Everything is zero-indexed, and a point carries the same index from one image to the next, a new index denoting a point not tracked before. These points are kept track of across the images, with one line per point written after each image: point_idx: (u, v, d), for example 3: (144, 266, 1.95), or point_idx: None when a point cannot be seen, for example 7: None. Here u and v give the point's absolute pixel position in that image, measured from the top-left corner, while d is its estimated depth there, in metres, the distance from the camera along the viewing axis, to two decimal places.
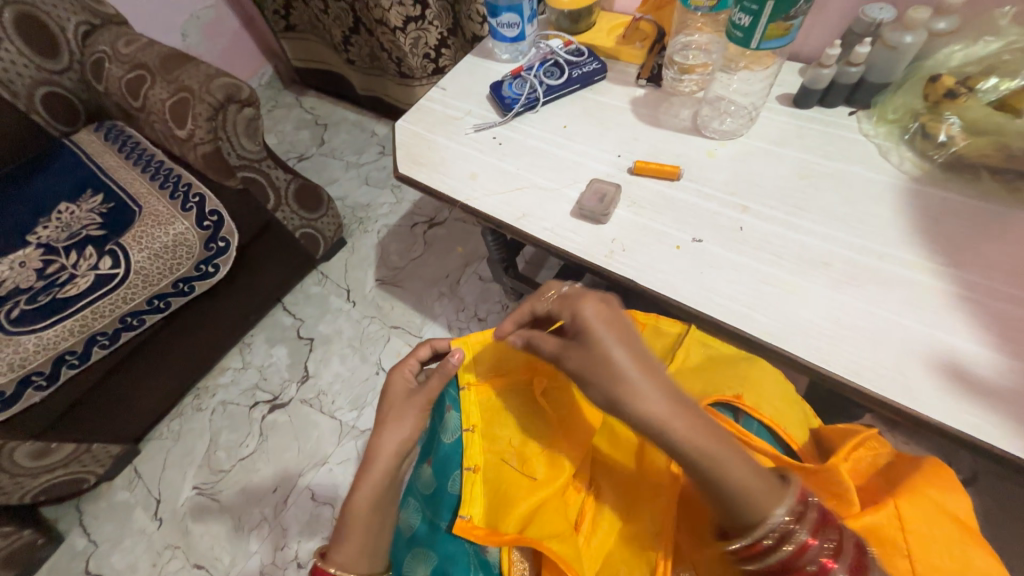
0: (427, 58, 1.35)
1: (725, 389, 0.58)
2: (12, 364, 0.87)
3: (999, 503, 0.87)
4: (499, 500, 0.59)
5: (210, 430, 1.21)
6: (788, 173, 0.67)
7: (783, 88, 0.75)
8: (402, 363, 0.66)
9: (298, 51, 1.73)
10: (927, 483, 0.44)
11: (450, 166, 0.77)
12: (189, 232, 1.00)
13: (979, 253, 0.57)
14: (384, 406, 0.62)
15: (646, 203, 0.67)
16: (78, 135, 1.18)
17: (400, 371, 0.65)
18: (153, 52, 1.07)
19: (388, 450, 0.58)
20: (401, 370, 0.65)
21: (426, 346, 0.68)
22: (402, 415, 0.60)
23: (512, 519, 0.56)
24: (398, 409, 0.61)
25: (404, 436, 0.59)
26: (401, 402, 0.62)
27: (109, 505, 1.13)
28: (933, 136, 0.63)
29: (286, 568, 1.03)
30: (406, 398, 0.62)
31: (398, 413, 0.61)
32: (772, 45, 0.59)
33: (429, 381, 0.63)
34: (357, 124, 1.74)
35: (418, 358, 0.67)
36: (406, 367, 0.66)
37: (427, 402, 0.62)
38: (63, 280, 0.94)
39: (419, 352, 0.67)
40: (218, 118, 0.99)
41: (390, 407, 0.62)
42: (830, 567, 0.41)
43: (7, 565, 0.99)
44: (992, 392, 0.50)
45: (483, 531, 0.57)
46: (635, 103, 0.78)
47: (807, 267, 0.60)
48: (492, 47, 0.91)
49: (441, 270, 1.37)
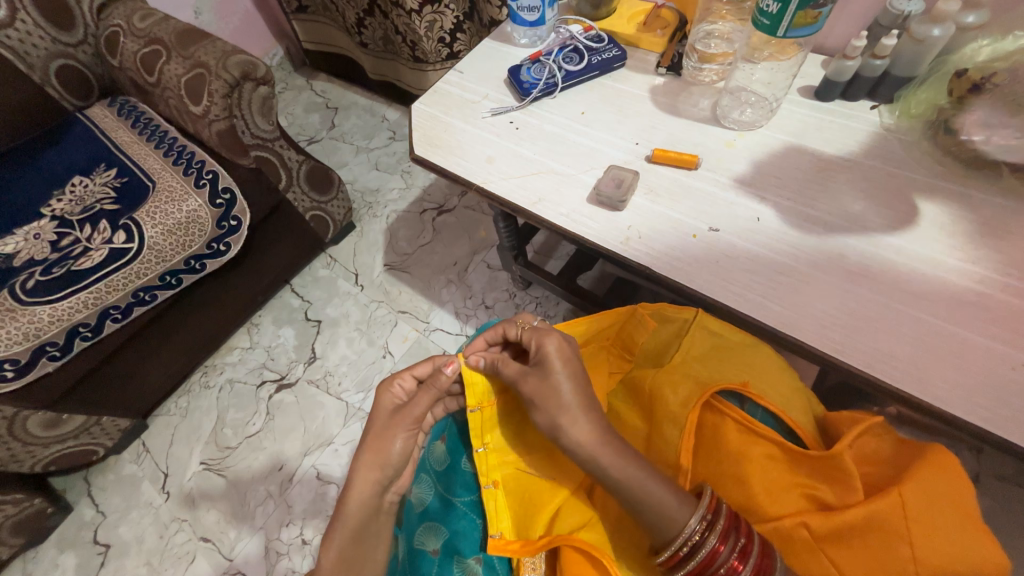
0: (442, 42, 1.33)
1: (731, 377, 0.56)
2: (27, 334, 0.88)
3: (1000, 504, 0.88)
4: (523, 508, 0.59)
5: (217, 407, 1.22)
6: (807, 165, 0.67)
7: (805, 80, 0.74)
8: (393, 380, 0.63)
9: (310, 33, 1.72)
10: (932, 470, 0.44)
11: (466, 149, 0.76)
12: (202, 209, 1.00)
13: (995, 251, 0.58)
14: (371, 423, 0.61)
15: (663, 191, 0.67)
16: (91, 110, 1.18)
17: (392, 386, 0.63)
18: (169, 26, 1.06)
19: (360, 492, 0.56)
20: (392, 384, 0.63)
21: (426, 363, 0.64)
22: (387, 438, 0.59)
23: (540, 525, 0.56)
24: (378, 440, 0.59)
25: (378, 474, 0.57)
26: (386, 423, 0.60)
27: (118, 478, 1.15)
28: (956, 131, 0.62)
29: (290, 545, 1.04)
30: (392, 419, 0.61)
31: (381, 434, 0.59)
32: (800, 33, 0.59)
33: (418, 400, 0.61)
34: (368, 108, 1.73)
35: (416, 374, 0.64)
36: (398, 382, 0.63)
37: (412, 423, 0.60)
38: (77, 253, 0.94)
39: (418, 367, 0.64)
40: (234, 96, 0.99)
41: (375, 425, 0.61)
42: (737, 570, 0.45)
43: (17, 532, 1.01)
44: (1005, 386, 0.50)
45: (518, 544, 0.57)
46: (654, 92, 0.78)
47: (823, 258, 0.60)
48: (510, 31, 0.90)
49: (448, 258, 1.37)
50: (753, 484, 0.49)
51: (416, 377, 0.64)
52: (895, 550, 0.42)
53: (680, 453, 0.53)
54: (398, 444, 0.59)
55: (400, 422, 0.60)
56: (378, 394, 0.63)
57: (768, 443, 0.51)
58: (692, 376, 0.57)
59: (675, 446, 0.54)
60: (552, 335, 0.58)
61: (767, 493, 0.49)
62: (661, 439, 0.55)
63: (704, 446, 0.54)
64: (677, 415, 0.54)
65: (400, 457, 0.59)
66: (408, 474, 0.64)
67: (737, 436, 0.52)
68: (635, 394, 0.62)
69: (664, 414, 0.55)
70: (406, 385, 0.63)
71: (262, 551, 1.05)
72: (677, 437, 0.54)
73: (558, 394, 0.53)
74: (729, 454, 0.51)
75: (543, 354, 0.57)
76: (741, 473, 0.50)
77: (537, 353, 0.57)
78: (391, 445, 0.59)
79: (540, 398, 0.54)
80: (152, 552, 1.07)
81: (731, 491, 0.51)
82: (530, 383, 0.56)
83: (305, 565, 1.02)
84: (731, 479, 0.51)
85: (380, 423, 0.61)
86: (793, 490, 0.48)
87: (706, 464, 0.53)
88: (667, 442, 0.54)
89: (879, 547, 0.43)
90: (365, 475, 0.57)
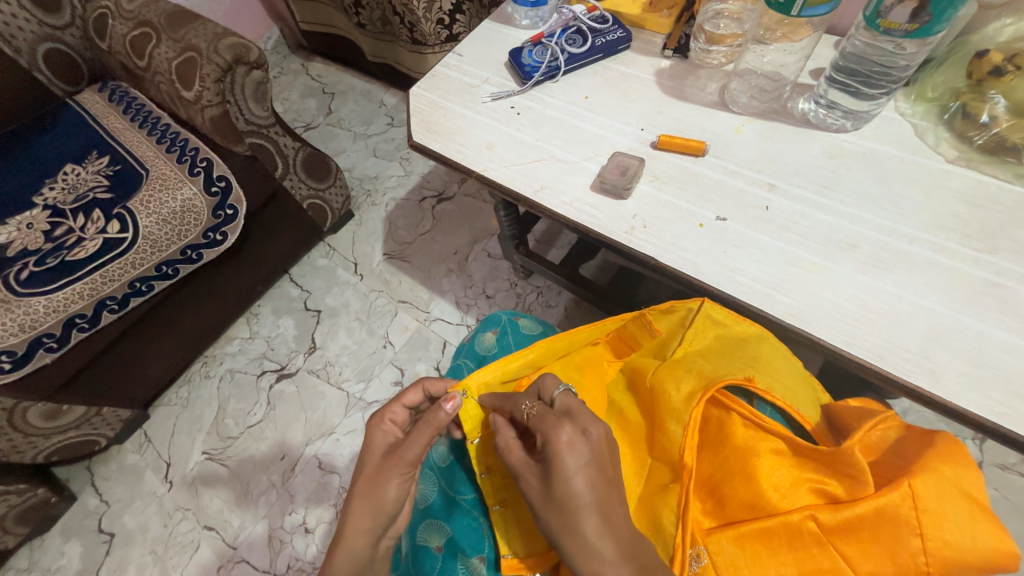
0: (441, 24, 1.29)
1: (736, 372, 0.52)
2: (23, 326, 0.86)
3: (1000, 493, 0.90)
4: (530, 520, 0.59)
5: (218, 398, 1.22)
6: (819, 152, 0.65)
7: (817, 62, 0.71)
8: (384, 411, 0.62)
9: (304, 14, 1.67)
10: (943, 462, 0.43)
11: (466, 135, 0.74)
12: (198, 198, 0.98)
13: (1011, 240, 0.56)
14: (362, 468, 0.59)
15: (669, 179, 0.65)
16: (81, 95, 1.15)
17: (383, 423, 0.61)
18: (158, 8, 1.03)
19: (359, 532, 0.54)
20: (382, 420, 0.61)
21: (417, 391, 0.64)
22: (381, 483, 0.55)
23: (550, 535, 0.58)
24: (374, 475, 0.57)
25: (374, 513, 0.54)
26: (378, 466, 0.57)
27: (120, 467, 1.16)
28: (975, 116, 0.60)
29: (293, 533, 1.05)
30: (384, 461, 0.57)
31: (374, 478, 0.56)
32: (816, 11, 0.56)
33: (412, 435, 0.58)
34: (365, 93, 1.69)
35: (407, 404, 0.63)
36: (389, 417, 0.62)
37: (406, 465, 0.56)
38: (71, 243, 0.93)
39: (406, 396, 0.63)
40: (226, 80, 0.96)
41: (367, 469, 0.58)
42: None
43: (23, 521, 1.01)
44: (1020, 378, 0.49)
45: (532, 562, 0.58)
46: (659, 75, 0.75)
47: (834, 249, 0.58)
48: (511, 12, 0.87)
49: (449, 247, 1.35)
50: (760, 480, 0.47)
51: (407, 408, 0.63)
52: (905, 540, 0.41)
53: (684, 448, 0.50)
54: (392, 489, 0.55)
55: (393, 464, 0.56)
56: (368, 434, 0.61)
57: (773, 438, 0.49)
58: (695, 370, 0.54)
59: (680, 443, 0.51)
60: (560, 429, 0.48)
61: (775, 489, 0.46)
62: (666, 437, 0.52)
63: (710, 442, 0.52)
64: (681, 413, 0.51)
65: (394, 504, 0.55)
66: (405, 514, 0.60)
67: (745, 433, 0.49)
68: (637, 388, 0.60)
69: (667, 411, 0.53)
70: (398, 418, 0.62)
71: (265, 539, 1.05)
72: (681, 434, 0.51)
73: (569, 503, 0.45)
74: (735, 450, 0.49)
75: (550, 451, 0.47)
76: (749, 469, 0.48)
77: (543, 448, 0.49)
78: (385, 491, 0.55)
79: (547, 507, 0.47)
80: (156, 540, 1.07)
81: (739, 488, 0.48)
82: (535, 485, 0.49)
83: (308, 552, 1.03)
84: (737, 475, 0.49)
85: (372, 466, 0.58)
86: (801, 486, 0.46)
87: (713, 460, 0.51)
88: (671, 440, 0.52)
89: (888, 539, 0.42)
90: (356, 525, 0.54)
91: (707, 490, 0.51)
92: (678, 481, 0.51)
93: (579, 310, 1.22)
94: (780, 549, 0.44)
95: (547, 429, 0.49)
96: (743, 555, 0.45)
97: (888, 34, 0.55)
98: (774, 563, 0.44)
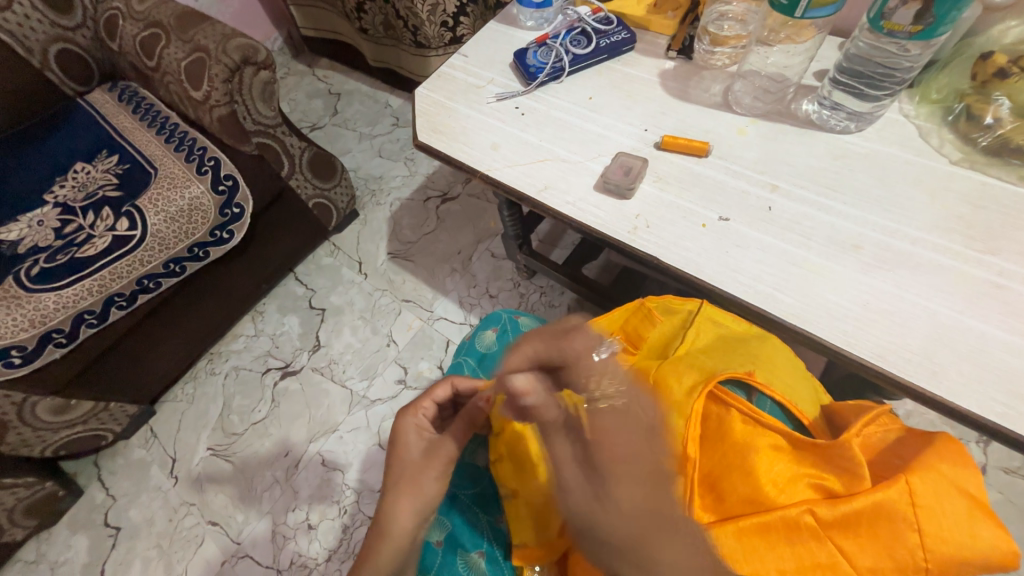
0: (444, 26, 1.30)
1: (737, 367, 0.54)
2: (33, 321, 0.88)
3: (1007, 497, 0.89)
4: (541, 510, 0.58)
5: (223, 394, 1.23)
6: (821, 153, 0.65)
7: (821, 64, 0.72)
8: (415, 406, 0.63)
9: (309, 19, 1.69)
10: (941, 459, 0.43)
11: (471, 135, 0.75)
12: (205, 196, 0.99)
13: (1015, 242, 0.56)
14: (397, 466, 0.58)
15: (672, 179, 0.66)
16: (92, 95, 1.17)
17: (414, 417, 0.63)
18: (168, 9, 1.04)
19: (404, 524, 0.53)
20: (414, 415, 0.63)
21: (444, 387, 0.66)
22: (423, 475, 0.56)
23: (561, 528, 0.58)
24: (412, 469, 0.57)
25: (420, 502, 0.54)
26: (417, 460, 0.58)
27: (127, 462, 1.17)
28: (978, 118, 0.60)
29: (296, 529, 1.06)
30: (423, 455, 0.59)
31: (416, 471, 0.57)
32: (819, 13, 0.56)
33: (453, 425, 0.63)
34: (370, 94, 1.71)
35: (435, 400, 0.65)
36: (420, 412, 0.64)
37: (448, 458, 0.59)
38: (81, 241, 0.94)
39: (436, 391, 0.65)
40: (234, 81, 0.97)
41: (405, 467, 0.57)
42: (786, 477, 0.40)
43: (31, 514, 1.03)
44: (1022, 380, 0.49)
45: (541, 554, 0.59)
46: (663, 77, 0.76)
47: (837, 249, 0.58)
48: (516, 13, 0.88)
49: (453, 247, 1.36)
50: (759, 475, 0.47)
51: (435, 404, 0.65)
52: (902, 535, 0.41)
53: (684, 442, 0.50)
54: (434, 480, 0.56)
55: (437, 456, 0.58)
56: (399, 431, 0.62)
57: (773, 434, 0.49)
58: (696, 365, 0.55)
59: (680, 435, 0.51)
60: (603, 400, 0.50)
61: (773, 484, 0.46)
62: None
63: (709, 437, 0.51)
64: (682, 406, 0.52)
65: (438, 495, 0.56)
66: None
67: (744, 428, 0.49)
68: None
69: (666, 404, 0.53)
70: (427, 414, 0.64)
71: (268, 535, 1.06)
72: (681, 427, 0.51)
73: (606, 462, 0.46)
74: (733, 444, 0.49)
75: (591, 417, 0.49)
76: (747, 464, 0.47)
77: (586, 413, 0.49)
78: (426, 486, 0.55)
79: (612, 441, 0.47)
80: (162, 534, 1.08)
81: (737, 483, 0.47)
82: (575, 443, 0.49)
83: (312, 549, 1.04)
84: (735, 470, 0.48)
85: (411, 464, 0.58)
86: (799, 481, 0.46)
87: (711, 455, 0.50)
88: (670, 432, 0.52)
89: (885, 535, 0.42)
90: (403, 519, 0.53)
91: (705, 486, 0.50)
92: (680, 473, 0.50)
93: (582, 310, 1.22)
94: (778, 545, 0.43)
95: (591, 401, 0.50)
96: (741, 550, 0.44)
97: (891, 36, 0.55)
98: (773, 558, 0.43)
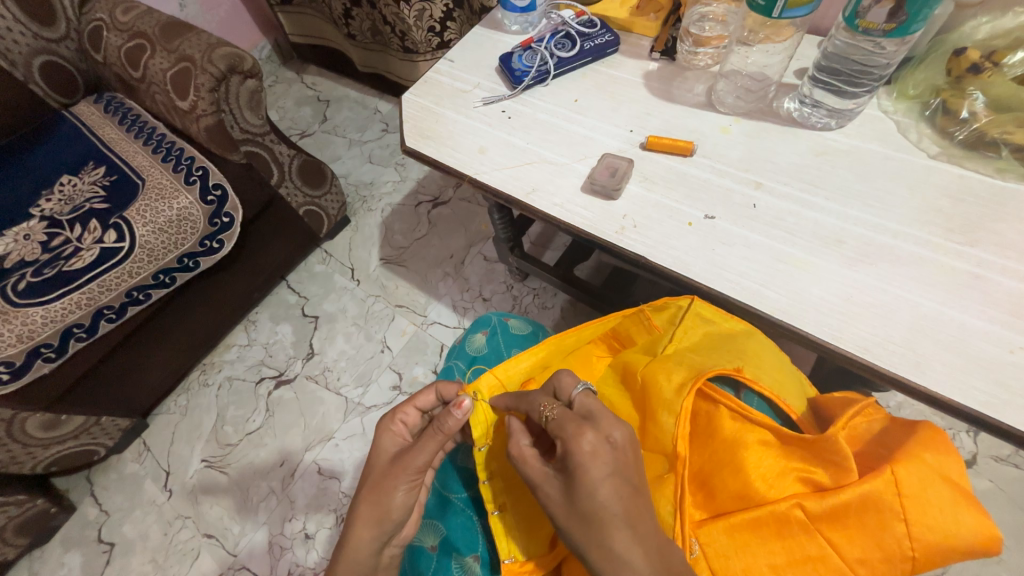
0: (431, 31, 1.31)
1: (725, 363, 0.54)
2: (21, 336, 0.87)
3: (997, 485, 0.91)
4: (530, 520, 0.60)
5: (216, 405, 1.22)
6: (804, 150, 0.66)
7: (801, 62, 0.73)
8: (395, 411, 0.62)
9: (296, 27, 1.69)
10: (924, 448, 0.44)
11: (458, 140, 0.75)
12: (193, 206, 0.99)
13: (993, 233, 0.57)
14: (370, 471, 0.59)
15: (658, 179, 0.67)
16: (77, 107, 1.16)
17: (393, 424, 0.61)
18: (152, 20, 1.04)
19: (361, 536, 0.54)
20: (393, 422, 0.61)
21: (428, 393, 0.63)
22: (387, 489, 0.55)
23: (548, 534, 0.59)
24: (378, 479, 0.57)
25: (377, 515, 0.54)
26: (385, 471, 0.57)
27: (120, 476, 1.16)
28: (955, 112, 0.62)
29: (294, 539, 1.05)
30: (391, 465, 0.57)
31: (380, 484, 0.56)
32: (796, 12, 0.57)
33: (422, 442, 0.57)
34: (359, 100, 1.71)
35: (418, 405, 0.62)
36: (400, 418, 0.61)
37: (414, 472, 0.56)
38: (68, 254, 0.93)
39: (419, 397, 0.62)
40: (220, 90, 0.97)
41: (375, 473, 0.58)
42: None
43: (23, 532, 1.01)
44: (1003, 368, 0.50)
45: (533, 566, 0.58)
46: (647, 78, 0.77)
47: (821, 244, 0.59)
48: (501, 18, 0.88)
49: (445, 251, 1.36)
50: (748, 470, 0.47)
51: (419, 409, 0.63)
52: (889, 526, 0.42)
53: (676, 441, 0.51)
54: (399, 496, 0.55)
55: (400, 471, 0.56)
56: (379, 435, 0.61)
57: (761, 430, 0.49)
58: (685, 363, 0.55)
59: (672, 434, 0.51)
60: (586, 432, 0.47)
61: (763, 479, 0.47)
62: (656, 428, 0.53)
63: (700, 435, 0.52)
64: (672, 405, 0.52)
65: (400, 511, 0.55)
66: (412, 523, 0.60)
67: (733, 424, 0.50)
68: (628, 382, 0.61)
69: (658, 403, 0.53)
70: (409, 419, 0.62)
71: (265, 546, 1.05)
72: (672, 425, 0.51)
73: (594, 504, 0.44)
74: (723, 441, 0.49)
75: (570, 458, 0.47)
76: (737, 459, 0.48)
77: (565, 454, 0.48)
78: (389, 500, 0.55)
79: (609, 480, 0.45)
80: (157, 549, 1.07)
81: (728, 480, 0.48)
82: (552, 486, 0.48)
83: (309, 559, 1.03)
84: (725, 467, 0.49)
85: (379, 471, 0.58)
86: (788, 475, 0.47)
87: (702, 452, 0.51)
88: (662, 431, 0.52)
89: (872, 525, 0.42)
90: (361, 530, 0.54)
91: (697, 483, 0.51)
92: (674, 471, 0.51)
93: (574, 311, 1.23)
94: (769, 538, 0.44)
95: (567, 437, 0.48)
96: (733, 545, 0.45)
97: (867, 34, 0.56)
98: (764, 552, 0.44)
